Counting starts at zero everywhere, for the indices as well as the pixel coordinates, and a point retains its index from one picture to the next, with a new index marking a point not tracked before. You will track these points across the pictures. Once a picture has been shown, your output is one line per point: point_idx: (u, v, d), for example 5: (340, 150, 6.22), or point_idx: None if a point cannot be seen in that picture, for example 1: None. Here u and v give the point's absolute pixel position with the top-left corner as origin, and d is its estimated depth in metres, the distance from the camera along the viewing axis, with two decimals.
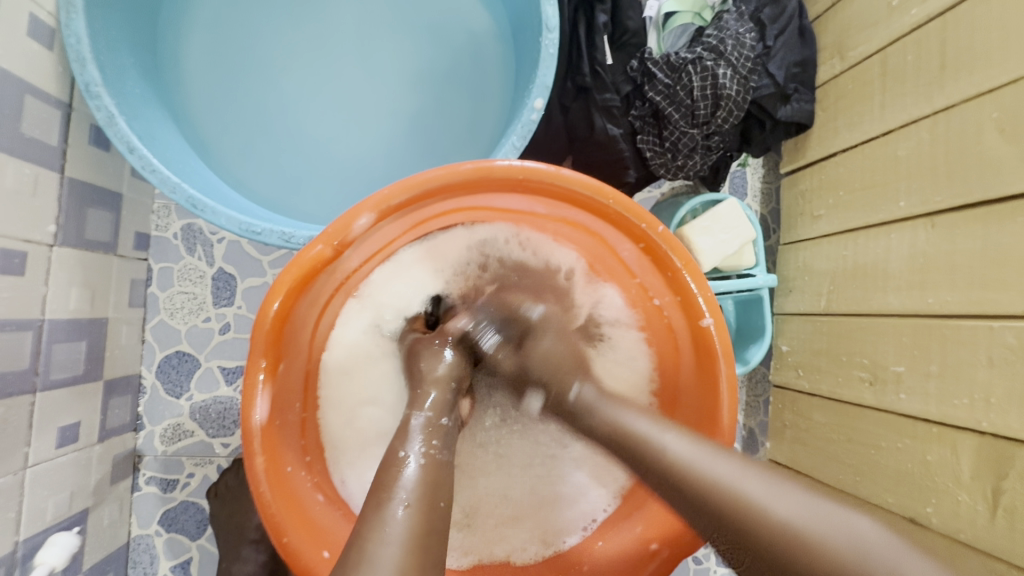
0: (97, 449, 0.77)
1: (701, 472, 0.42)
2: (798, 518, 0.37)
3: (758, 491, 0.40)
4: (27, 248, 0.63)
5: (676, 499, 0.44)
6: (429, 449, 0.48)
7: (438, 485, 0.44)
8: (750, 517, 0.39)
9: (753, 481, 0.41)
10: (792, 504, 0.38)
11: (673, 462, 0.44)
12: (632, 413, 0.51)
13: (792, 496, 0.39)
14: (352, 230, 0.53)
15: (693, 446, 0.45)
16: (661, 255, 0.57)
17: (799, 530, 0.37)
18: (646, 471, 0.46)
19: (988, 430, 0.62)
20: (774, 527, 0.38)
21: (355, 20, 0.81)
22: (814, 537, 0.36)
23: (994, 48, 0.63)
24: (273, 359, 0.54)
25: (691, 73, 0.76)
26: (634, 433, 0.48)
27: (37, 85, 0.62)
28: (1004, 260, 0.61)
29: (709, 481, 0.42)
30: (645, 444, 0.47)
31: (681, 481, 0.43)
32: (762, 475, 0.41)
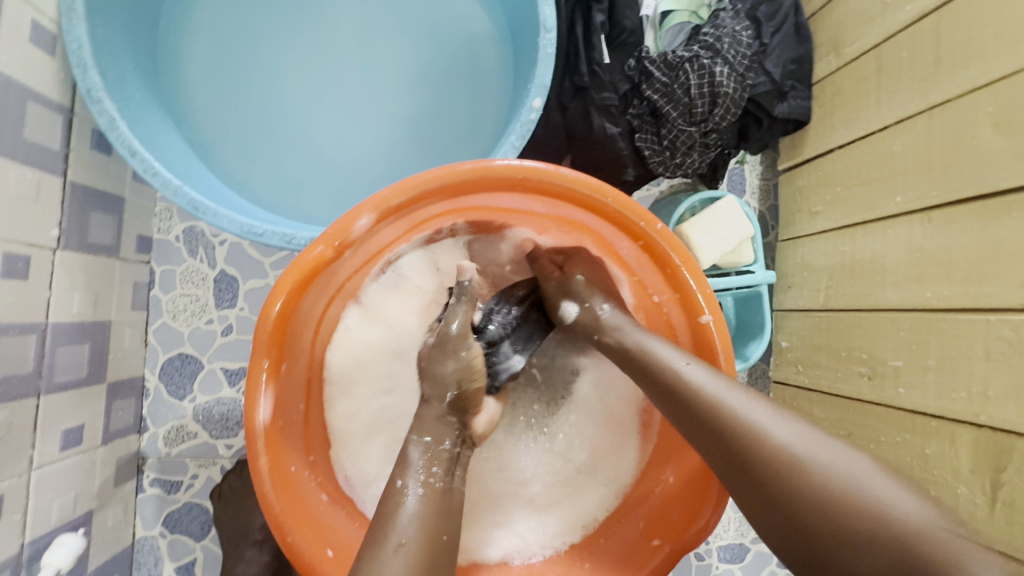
0: (102, 452, 0.77)
1: (718, 402, 0.48)
2: (797, 447, 0.44)
3: (766, 423, 0.46)
4: (30, 252, 0.63)
5: (690, 423, 0.50)
6: (429, 477, 0.51)
7: (440, 514, 0.49)
8: (755, 446, 0.46)
9: (771, 419, 0.47)
10: (794, 434, 0.45)
11: (693, 390, 0.50)
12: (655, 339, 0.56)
13: (794, 429, 0.46)
14: (353, 231, 0.54)
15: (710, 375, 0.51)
16: (660, 253, 0.57)
17: (797, 456, 0.44)
18: (665, 396, 0.52)
19: (986, 423, 0.62)
20: (780, 456, 0.44)
21: (354, 23, 0.82)
22: (818, 468, 0.43)
23: (988, 43, 0.63)
24: (275, 359, 0.54)
25: (687, 71, 0.77)
26: (656, 360, 0.54)
27: (39, 90, 0.63)
28: (1000, 253, 0.61)
29: (725, 412, 0.48)
30: (666, 368, 0.53)
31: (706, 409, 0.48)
32: (771, 411, 0.47)
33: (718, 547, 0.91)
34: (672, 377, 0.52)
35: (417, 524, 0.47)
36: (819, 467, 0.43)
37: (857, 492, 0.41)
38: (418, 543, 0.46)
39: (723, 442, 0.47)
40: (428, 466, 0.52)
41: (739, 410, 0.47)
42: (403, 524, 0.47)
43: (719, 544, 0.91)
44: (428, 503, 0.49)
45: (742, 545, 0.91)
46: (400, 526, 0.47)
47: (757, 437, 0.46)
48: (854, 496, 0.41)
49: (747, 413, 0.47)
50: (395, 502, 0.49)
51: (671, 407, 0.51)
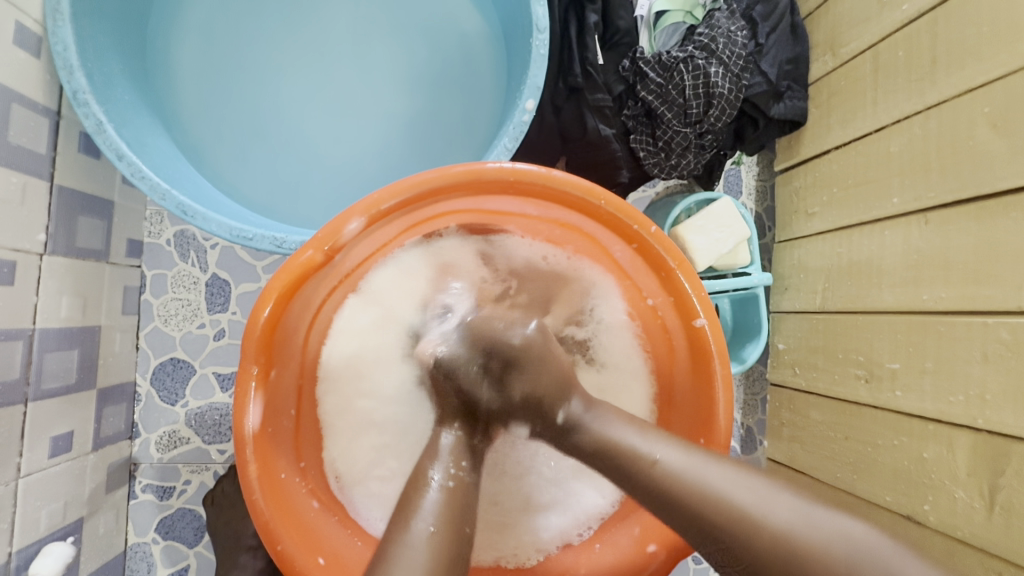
0: (92, 458, 0.76)
1: (701, 487, 0.44)
2: (795, 525, 0.41)
3: (756, 504, 0.42)
4: (16, 258, 0.62)
5: (669, 515, 0.45)
6: (456, 470, 0.53)
7: (462, 506, 0.50)
8: (749, 532, 0.41)
9: (759, 497, 0.43)
10: (788, 511, 0.41)
11: (671, 478, 0.45)
12: (617, 424, 0.52)
13: (789, 505, 0.42)
14: (343, 236, 0.53)
15: (687, 457, 0.47)
16: (654, 256, 0.56)
17: (795, 539, 0.40)
18: (639, 490, 0.47)
19: (984, 427, 0.62)
20: (779, 540, 0.40)
21: (347, 24, 0.81)
22: (818, 549, 0.39)
23: (985, 42, 0.63)
24: (264, 366, 0.53)
25: (682, 72, 0.76)
26: (627, 451, 0.49)
27: (24, 93, 0.62)
28: (997, 255, 0.61)
29: (710, 496, 0.43)
30: (639, 459, 0.47)
31: (690, 501, 0.44)
32: (760, 487, 0.43)
33: None
34: (645, 468, 0.46)
35: (441, 514, 0.48)
36: (819, 549, 0.39)
37: (863, 570, 0.38)
38: (446, 533, 0.46)
39: (712, 532, 0.42)
40: (453, 460, 0.54)
41: (726, 492, 0.43)
42: (427, 512, 0.47)
43: None
44: (453, 495, 0.50)
45: None
46: (420, 516, 0.47)
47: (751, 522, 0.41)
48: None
49: (734, 492, 0.43)
50: (420, 492, 0.50)
51: (650, 501, 0.46)
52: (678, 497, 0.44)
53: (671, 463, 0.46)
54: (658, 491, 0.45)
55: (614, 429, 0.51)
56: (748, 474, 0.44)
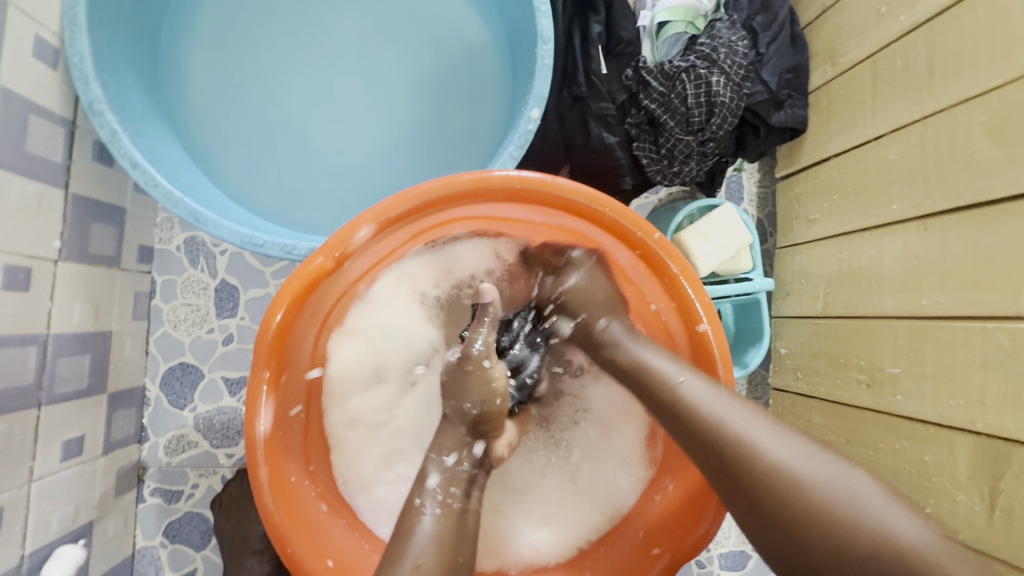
0: (102, 462, 0.77)
1: (720, 419, 0.49)
2: (797, 465, 0.44)
3: (764, 441, 0.46)
4: (31, 264, 0.64)
5: (685, 432, 0.51)
6: (446, 498, 0.54)
7: (455, 536, 0.51)
8: (752, 460, 0.46)
9: (770, 436, 0.47)
10: (792, 452, 0.45)
11: (694, 405, 0.51)
12: (653, 352, 0.57)
13: (794, 446, 0.46)
14: (353, 242, 0.54)
15: (711, 390, 0.52)
16: (658, 262, 0.57)
17: (797, 473, 0.44)
18: (663, 407, 0.53)
19: (983, 431, 0.63)
20: (779, 472, 0.44)
21: (354, 35, 0.82)
22: (814, 487, 0.43)
23: (981, 53, 0.64)
24: (275, 370, 0.54)
25: (684, 81, 0.77)
26: (655, 373, 0.55)
27: (41, 104, 0.63)
28: (995, 262, 0.62)
29: (724, 426, 0.48)
30: (665, 384, 0.53)
31: (704, 426, 0.49)
32: (770, 427, 0.48)
33: (720, 554, 0.91)
34: (672, 389, 0.53)
35: (433, 544, 0.49)
36: (817, 486, 0.43)
37: (858, 510, 0.41)
38: (435, 562, 0.47)
39: (721, 457, 0.48)
40: (445, 486, 0.55)
41: (741, 428, 0.48)
42: (418, 546, 0.48)
43: (721, 551, 0.91)
44: (445, 523, 0.51)
45: (743, 552, 0.91)
46: (414, 547, 0.48)
47: (756, 454, 0.46)
48: (856, 515, 0.41)
49: (745, 428, 0.48)
50: (410, 520, 0.51)
51: (670, 417, 0.52)
52: (694, 421, 0.50)
53: (692, 390, 0.51)
54: (678, 410, 0.52)
55: (647, 354, 0.57)
56: (762, 417, 0.48)
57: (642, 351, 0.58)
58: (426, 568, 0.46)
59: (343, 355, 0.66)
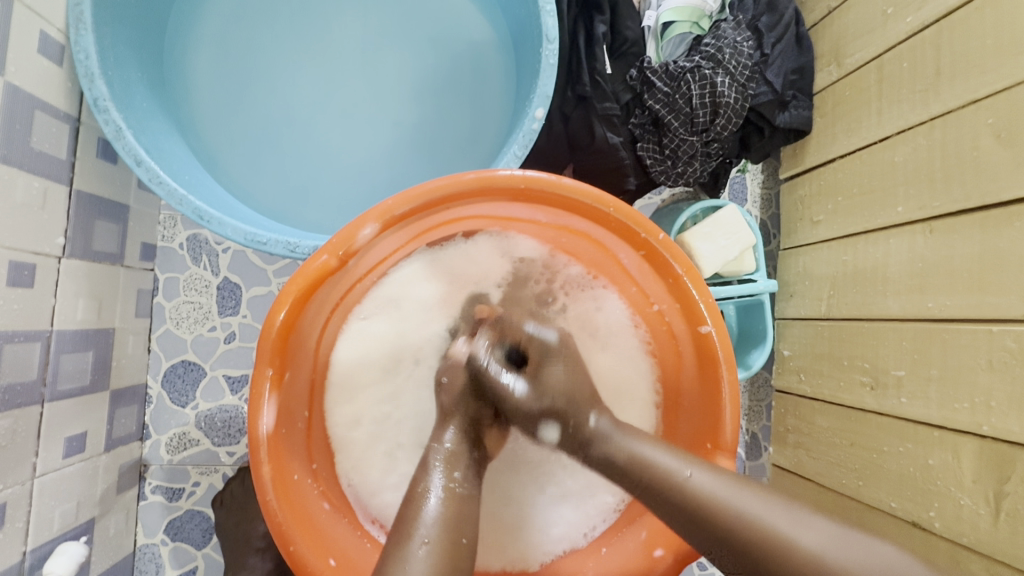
0: (104, 459, 0.77)
1: (737, 512, 0.44)
2: (832, 551, 0.41)
3: (790, 529, 0.42)
4: (36, 260, 0.64)
5: (698, 529, 0.45)
6: (449, 482, 0.52)
7: (461, 518, 0.49)
8: (786, 555, 0.42)
9: (793, 520, 0.43)
10: (823, 535, 0.42)
11: (704, 501, 0.45)
12: (650, 448, 0.51)
13: (821, 527, 0.42)
14: (357, 241, 0.54)
15: (718, 480, 0.46)
16: (662, 262, 0.57)
17: (828, 563, 0.40)
18: (670, 512, 0.47)
19: (989, 434, 0.62)
20: (815, 565, 0.41)
21: (359, 34, 0.82)
22: (852, 572, 0.40)
23: (988, 55, 0.64)
24: (279, 367, 0.54)
25: (689, 81, 0.77)
26: (654, 475, 0.48)
27: (47, 101, 0.63)
28: (1001, 263, 0.61)
29: (744, 522, 0.43)
30: (670, 482, 0.47)
31: (724, 523, 0.44)
32: (786, 509, 0.44)
33: None
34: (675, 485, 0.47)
35: (439, 526, 0.47)
36: (848, 572, 0.40)
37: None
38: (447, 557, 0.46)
39: (747, 557, 0.43)
40: (448, 470, 0.53)
41: (764, 516, 0.43)
42: (424, 524, 0.47)
43: None
44: (449, 505, 0.49)
45: None
46: (423, 526, 0.47)
47: (790, 546, 0.42)
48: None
49: (766, 517, 0.43)
50: (416, 504, 0.49)
51: (677, 516, 0.46)
52: (711, 519, 0.45)
53: (701, 483, 0.46)
54: (692, 510, 0.46)
55: (647, 450, 0.51)
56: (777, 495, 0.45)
57: (636, 444, 0.51)
58: (433, 545, 0.45)
59: (349, 351, 0.66)
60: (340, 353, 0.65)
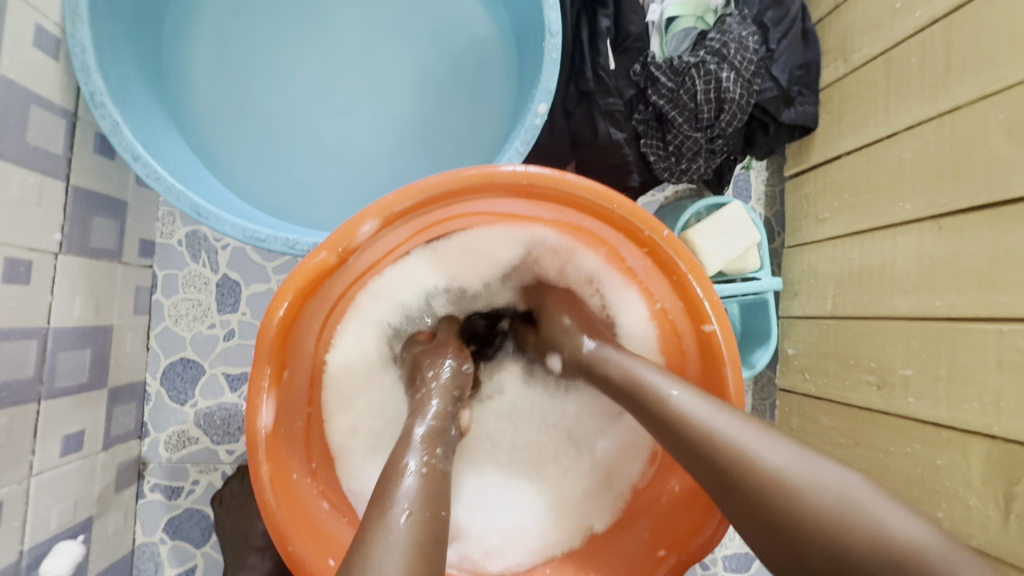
0: (102, 457, 0.76)
1: (709, 429, 0.46)
2: (797, 469, 0.41)
3: (758, 446, 0.43)
4: (31, 257, 0.63)
5: (677, 444, 0.48)
6: (430, 458, 0.48)
7: (439, 492, 0.45)
8: (746, 467, 0.43)
9: (762, 441, 0.44)
10: (790, 457, 0.42)
11: (681, 413, 0.48)
12: (644, 366, 0.54)
13: (792, 450, 0.43)
14: (357, 237, 0.53)
15: (700, 399, 0.48)
16: (667, 260, 0.56)
17: (794, 480, 0.41)
18: (656, 424, 0.50)
19: (999, 435, 0.61)
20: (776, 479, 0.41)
21: (359, 28, 0.82)
22: (811, 490, 0.40)
23: (999, 49, 0.62)
24: (278, 366, 0.54)
25: (694, 76, 0.76)
26: (644, 385, 0.52)
27: (42, 95, 0.62)
28: (1013, 263, 0.60)
29: (715, 437, 0.45)
30: (654, 394, 0.51)
31: (693, 436, 0.46)
32: (761, 431, 0.45)
33: (724, 556, 0.90)
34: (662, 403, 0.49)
35: (421, 498, 0.44)
36: (815, 491, 0.40)
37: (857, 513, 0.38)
38: None
39: (716, 467, 0.45)
40: (428, 446, 0.50)
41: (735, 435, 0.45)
42: (405, 494, 0.44)
43: (725, 553, 0.90)
44: (428, 482, 0.46)
45: (748, 555, 0.90)
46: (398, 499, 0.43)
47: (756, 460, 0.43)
48: (855, 528, 0.38)
49: (739, 433, 0.45)
50: (395, 478, 0.45)
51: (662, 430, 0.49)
52: (687, 433, 0.47)
53: (684, 402, 0.49)
54: (674, 427, 0.48)
55: (639, 367, 0.54)
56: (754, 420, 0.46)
57: (633, 365, 0.55)
58: (415, 517, 0.41)
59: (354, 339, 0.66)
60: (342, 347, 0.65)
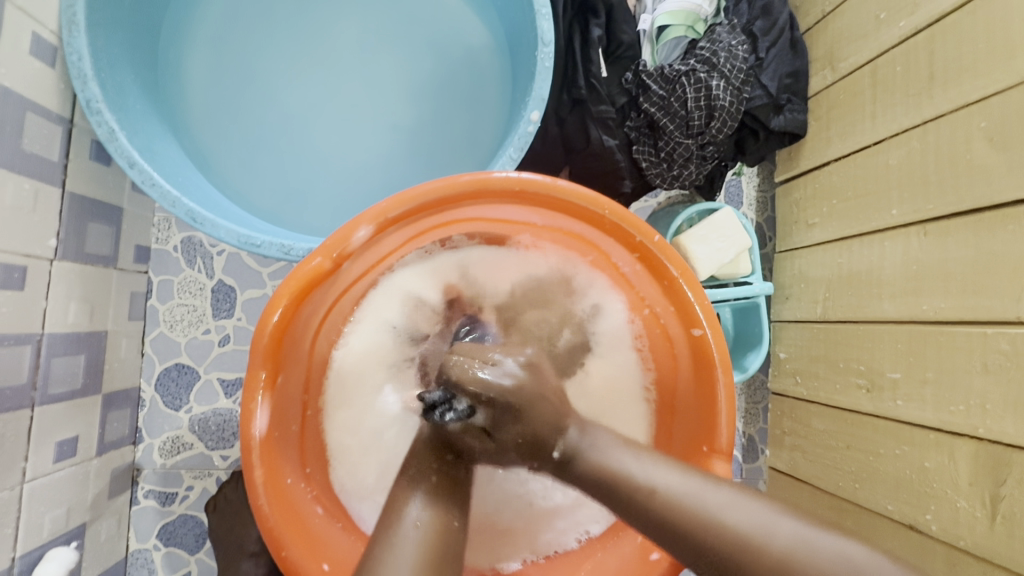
0: (95, 464, 0.76)
1: (702, 508, 0.42)
2: (800, 545, 0.40)
3: (759, 523, 0.41)
4: (27, 262, 0.63)
5: (669, 537, 0.42)
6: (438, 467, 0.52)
7: (444, 519, 0.48)
8: (753, 546, 0.40)
9: (760, 516, 0.41)
10: (790, 529, 0.41)
11: (673, 503, 0.43)
12: (618, 450, 0.48)
13: (786, 520, 0.41)
14: (352, 243, 0.54)
15: (688, 480, 0.44)
16: (658, 264, 0.57)
17: (800, 556, 0.39)
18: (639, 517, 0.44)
19: (984, 436, 0.62)
20: (783, 561, 0.39)
21: (355, 36, 0.82)
22: (819, 567, 0.39)
23: (981, 59, 0.64)
24: (272, 371, 0.54)
25: (684, 85, 0.77)
26: (624, 477, 0.45)
27: (39, 102, 0.63)
28: (996, 267, 0.61)
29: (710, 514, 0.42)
30: (639, 484, 0.45)
31: (687, 517, 0.42)
32: (759, 505, 0.42)
33: None
34: (644, 491, 0.44)
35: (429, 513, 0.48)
36: (821, 567, 0.39)
37: None
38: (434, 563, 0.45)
39: (717, 556, 0.40)
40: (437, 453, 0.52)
41: (724, 510, 0.42)
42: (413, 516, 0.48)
43: None
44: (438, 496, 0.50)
45: None
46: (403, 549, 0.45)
47: (760, 537, 0.40)
48: None
49: (733, 515, 0.41)
50: (396, 520, 0.48)
51: (652, 524, 0.43)
52: (678, 518, 0.42)
53: (672, 485, 0.44)
54: (664, 518, 0.43)
55: (613, 456, 0.47)
56: (746, 492, 0.43)
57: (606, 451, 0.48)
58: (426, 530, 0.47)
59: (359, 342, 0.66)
60: (349, 347, 0.66)
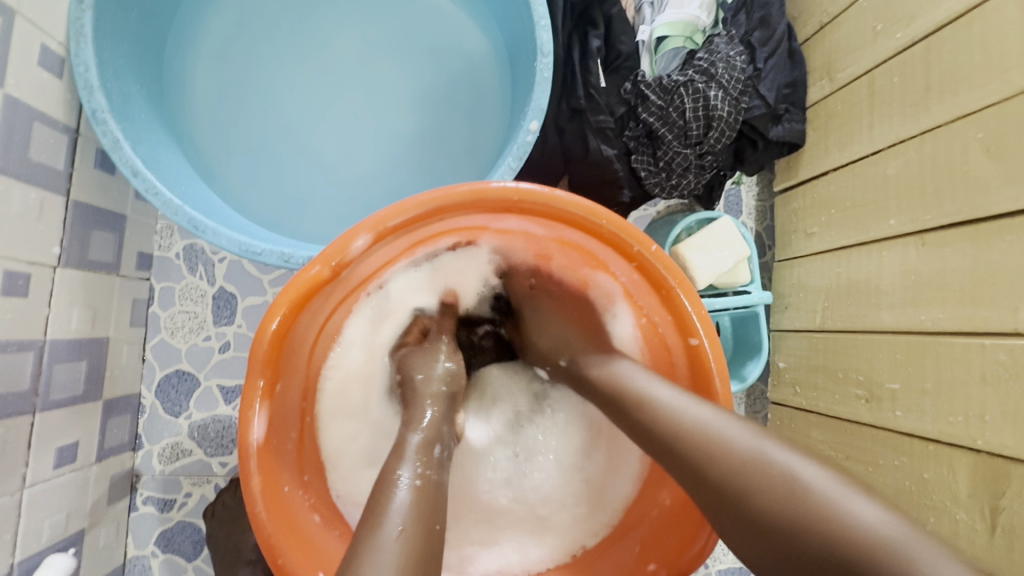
0: (96, 470, 0.77)
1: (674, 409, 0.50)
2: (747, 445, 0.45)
3: (718, 426, 0.47)
4: (31, 270, 0.64)
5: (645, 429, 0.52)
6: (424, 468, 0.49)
7: (433, 504, 0.46)
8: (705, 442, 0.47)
9: (722, 422, 0.47)
10: (744, 433, 0.46)
11: (652, 400, 0.52)
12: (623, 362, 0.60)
13: (749, 428, 0.46)
14: (350, 252, 0.54)
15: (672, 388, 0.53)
16: (656, 274, 0.57)
17: (743, 453, 0.44)
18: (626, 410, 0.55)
19: (984, 448, 0.62)
20: (728, 454, 0.45)
21: (357, 46, 0.84)
22: (758, 462, 0.43)
23: (977, 70, 0.64)
24: (270, 379, 0.54)
25: (683, 95, 0.78)
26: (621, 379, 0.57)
27: (46, 112, 0.64)
28: (994, 278, 0.61)
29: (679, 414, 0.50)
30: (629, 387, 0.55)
31: (658, 413, 0.51)
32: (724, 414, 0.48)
33: (718, 571, 0.89)
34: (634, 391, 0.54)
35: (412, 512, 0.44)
36: (762, 468, 0.43)
37: (801, 487, 0.41)
38: None
39: (674, 446, 0.49)
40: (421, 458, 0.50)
41: (692, 413, 0.49)
42: (395, 512, 0.43)
43: (718, 568, 0.89)
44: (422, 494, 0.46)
45: (741, 569, 0.90)
46: (391, 514, 0.43)
47: (716, 434, 0.46)
48: (804, 494, 0.40)
49: (696, 415, 0.49)
50: (386, 493, 0.46)
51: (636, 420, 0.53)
52: (652, 414, 0.51)
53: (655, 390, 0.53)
54: (641, 412, 0.53)
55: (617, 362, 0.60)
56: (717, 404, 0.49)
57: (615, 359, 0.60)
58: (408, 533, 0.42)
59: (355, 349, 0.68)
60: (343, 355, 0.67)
